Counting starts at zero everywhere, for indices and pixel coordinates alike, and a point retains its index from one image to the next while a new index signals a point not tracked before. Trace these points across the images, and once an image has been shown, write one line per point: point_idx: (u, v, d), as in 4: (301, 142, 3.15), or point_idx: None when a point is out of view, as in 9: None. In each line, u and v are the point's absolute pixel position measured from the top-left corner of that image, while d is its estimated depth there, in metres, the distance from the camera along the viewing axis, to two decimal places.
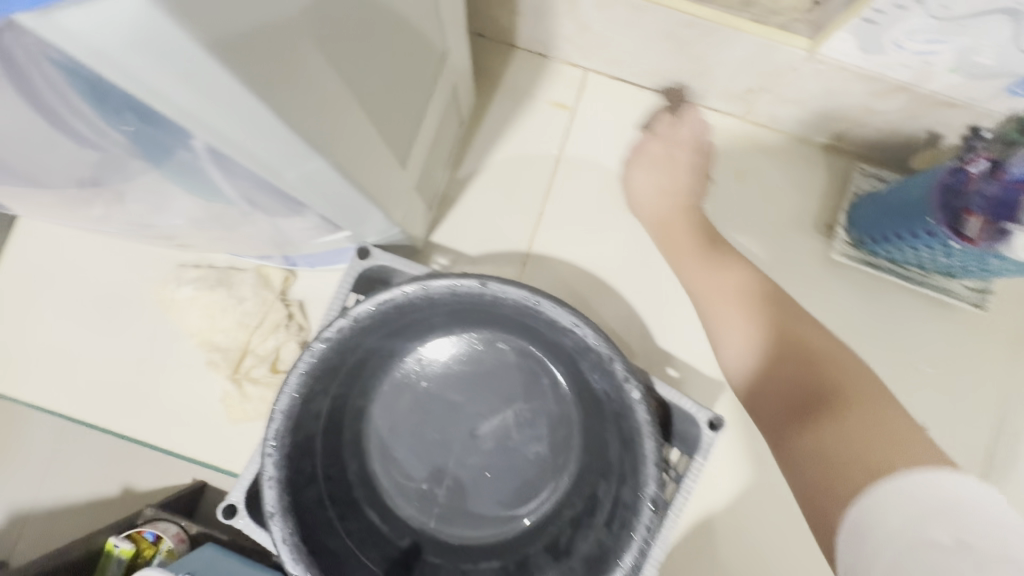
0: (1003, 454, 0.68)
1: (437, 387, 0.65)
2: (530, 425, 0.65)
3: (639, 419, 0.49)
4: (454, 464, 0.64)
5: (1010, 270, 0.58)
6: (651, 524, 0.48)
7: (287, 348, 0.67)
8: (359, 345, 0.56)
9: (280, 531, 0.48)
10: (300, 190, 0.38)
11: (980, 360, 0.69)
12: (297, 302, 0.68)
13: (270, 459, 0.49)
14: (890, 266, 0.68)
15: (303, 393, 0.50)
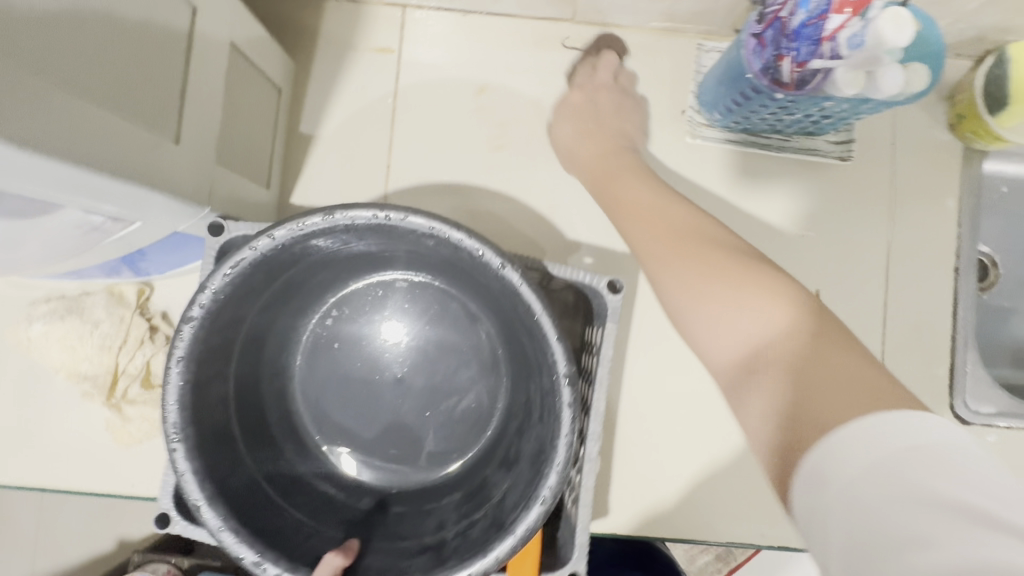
0: (898, 298, 0.68)
1: (348, 344, 0.61)
2: (454, 351, 0.61)
3: (530, 305, 0.45)
4: (391, 412, 0.60)
5: (851, 113, 0.56)
6: (575, 402, 0.44)
7: (159, 361, 0.65)
8: (242, 318, 0.51)
9: (213, 518, 0.45)
10: (10, 184, 0.34)
11: (857, 211, 0.68)
12: (160, 313, 0.66)
13: (176, 452, 0.45)
14: (748, 139, 0.67)
15: (188, 375, 0.46)
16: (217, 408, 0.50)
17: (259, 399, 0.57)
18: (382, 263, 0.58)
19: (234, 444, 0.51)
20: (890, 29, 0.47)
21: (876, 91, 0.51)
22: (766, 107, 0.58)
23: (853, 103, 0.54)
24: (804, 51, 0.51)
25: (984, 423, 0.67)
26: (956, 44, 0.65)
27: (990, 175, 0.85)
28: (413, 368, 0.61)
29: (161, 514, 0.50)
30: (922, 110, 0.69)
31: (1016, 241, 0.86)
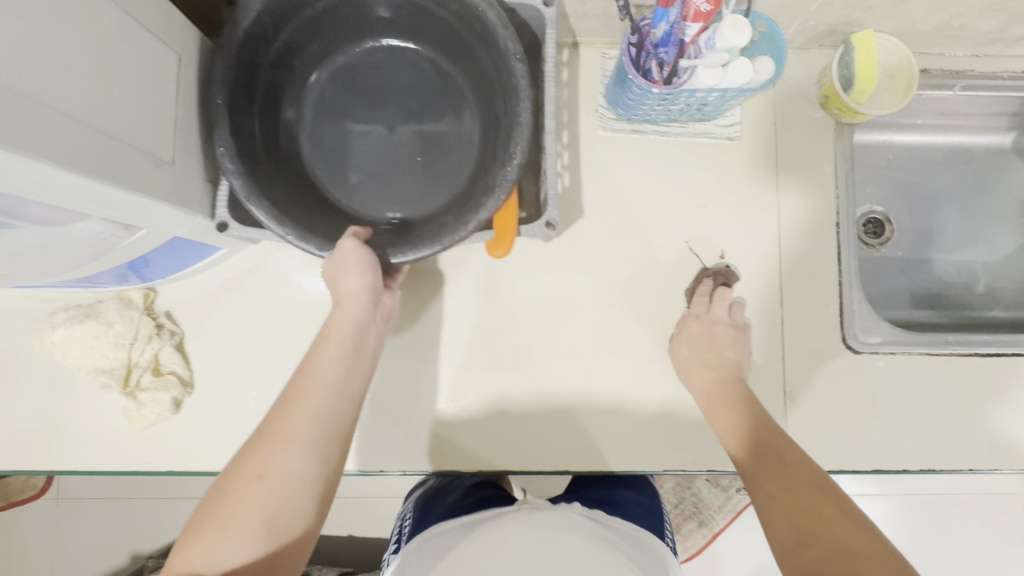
0: (790, 251, 0.81)
1: (336, 92, 0.76)
2: (435, 109, 0.77)
3: (493, 21, 0.64)
4: (390, 165, 0.77)
5: (721, 101, 0.70)
6: (525, 75, 0.64)
7: (166, 353, 0.76)
8: (259, 65, 0.67)
9: (258, 210, 0.62)
10: (48, 196, 0.46)
11: (749, 183, 0.81)
12: (164, 313, 0.77)
13: (227, 159, 0.62)
14: (652, 128, 0.80)
15: (226, 102, 0.62)
16: (248, 136, 0.66)
17: (287, 162, 0.73)
18: (359, 30, 0.74)
19: (263, 170, 0.67)
20: (732, 32, 0.60)
21: (733, 80, 0.64)
22: (653, 102, 0.71)
23: (720, 93, 0.67)
24: (672, 53, 0.64)
25: (871, 350, 0.80)
26: (814, 37, 0.79)
27: (879, 143, 0.98)
28: (403, 124, 0.77)
29: (220, 220, 0.65)
30: (797, 92, 0.82)
31: (907, 199, 0.99)
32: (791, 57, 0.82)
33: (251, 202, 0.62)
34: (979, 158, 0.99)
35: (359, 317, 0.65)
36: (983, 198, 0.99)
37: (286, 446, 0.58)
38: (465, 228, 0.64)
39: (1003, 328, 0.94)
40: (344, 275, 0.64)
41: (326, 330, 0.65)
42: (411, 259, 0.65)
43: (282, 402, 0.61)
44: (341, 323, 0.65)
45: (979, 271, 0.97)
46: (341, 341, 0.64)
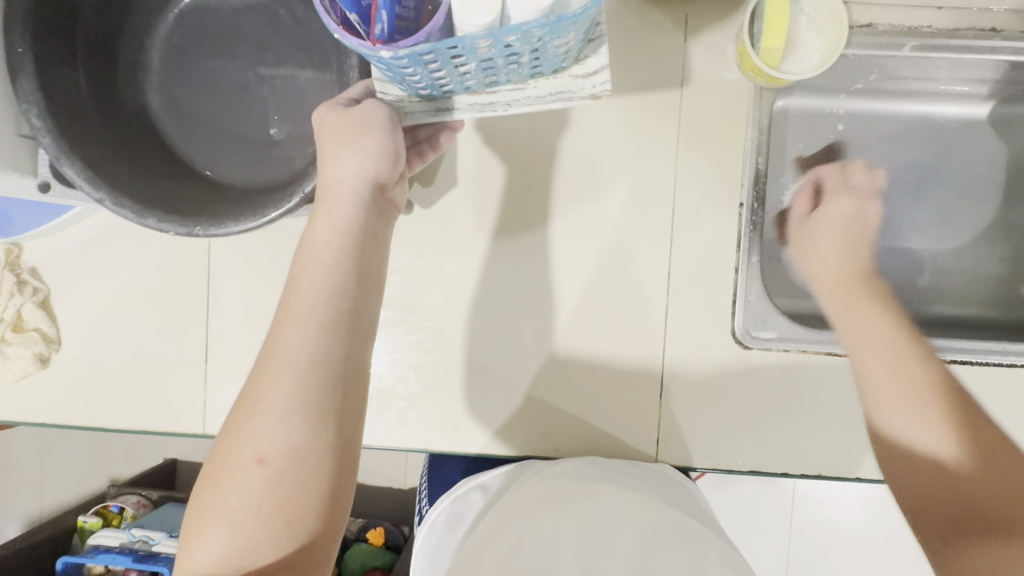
0: (684, 234, 0.74)
1: (185, 41, 0.71)
2: (289, 60, 0.70)
3: None
4: (243, 122, 0.71)
5: (540, 43, 0.51)
6: None
7: (29, 311, 0.75)
8: (75, 11, 0.62)
9: (71, 169, 0.58)
10: None
11: (646, 154, 0.74)
12: (29, 268, 0.76)
13: (32, 113, 0.58)
14: (466, 101, 0.62)
15: (30, 51, 0.57)
16: (66, 87, 0.61)
17: (128, 118, 0.69)
18: None
19: (91, 126, 0.63)
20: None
21: (525, 9, 0.48)
22: (426, 66, 0.53)
23: (525, 36, 0.49)
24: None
25: (763, 345, 0.74)
26: None
27: (829, 112, 0.85)
28: (255, 79, 0.70)
29: (43, 180, 0.63)
30: (710, 51, 0.72)
31: None
32: (708, 9, 0.72)
33: (62, 162, 0.58)
34: (946, 132, 0.86)
35: (324, 297, 0.51)
36: (943, 178, 0.87)
37: (263, 430, 0.48)
38: (290, 201, 0.59)
39: (939, 327, 0.85)
40: (344, 141, 0.53)
41: (294, 278, 0.52)
42: (235, 231, 0.61)
43: (233, 422, 0.50)
44: (325, 229, 0.53)
45: (924, 262, 0.87)
46: (298, 346, 0.49)
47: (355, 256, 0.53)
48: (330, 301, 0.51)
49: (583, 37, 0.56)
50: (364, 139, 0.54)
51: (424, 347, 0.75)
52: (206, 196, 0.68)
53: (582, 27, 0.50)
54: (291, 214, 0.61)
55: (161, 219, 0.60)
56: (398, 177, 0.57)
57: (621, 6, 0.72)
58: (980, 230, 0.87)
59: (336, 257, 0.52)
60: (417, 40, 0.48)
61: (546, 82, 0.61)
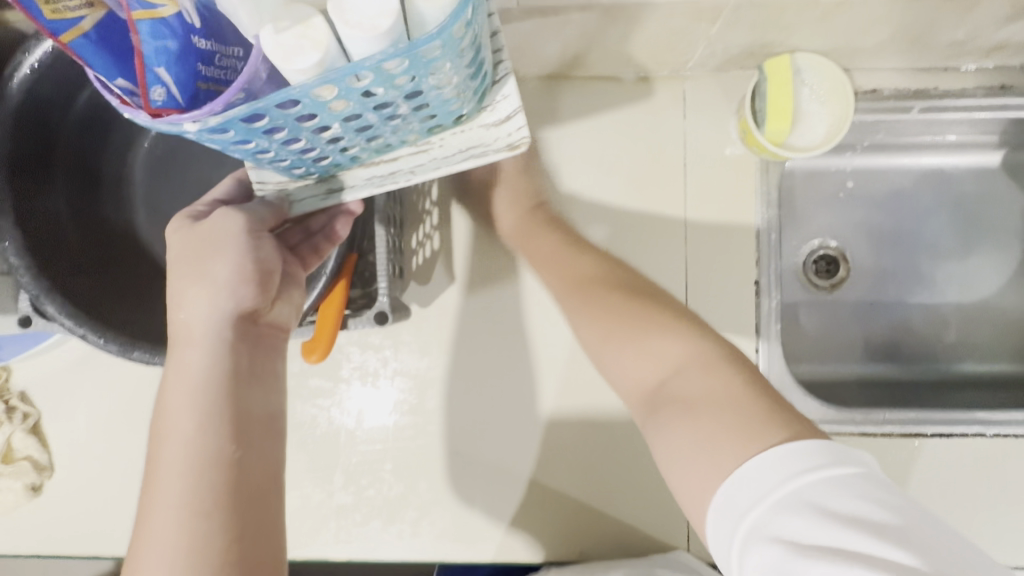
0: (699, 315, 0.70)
1: (171, 153, 0.69)
2: None
3: None
4: None
5: (412, 83, 0.38)
6: None
7: (19, 438, 0.72)
8: (56, 138, 0.60)
9: (52, 307, 0.55)
10: None
11: (653, 234, 0.71)
12: (18, 393, 0.73)
13: (10, 250, 0.54)
14: (361, 176, 0.51)
15: (8, 187, 0.55)
16: (46, 218, 0.59)
17: (113, 238, 0.66)
18: None
19: (73, 253, 0.60)
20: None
21: (359, 40, 0.34)
22: (273, 136, 0.41)
23: (383, 78, 0.36)
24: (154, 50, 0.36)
25: None
26: (729, 59, 0.66)
27: (836, 169, 0.83)
28: None
29: (23, 314, 0.57)
30: (712, 125, 0.70)
31: (869, 232, 0.85)
32: (706, 84, 0.70)
33: (43, 301, 0.54)
34: (957, 182, 0.83)
35: (190, 477, 0.41)
36: (959, 227, 0.84)
37: None
38: None
39: (975, 386, 0.81)
40: (192, 275, 0.46)
41: (153, 465, 0.42)
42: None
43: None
44: (178, 385, 0.44)
45: (949, 318, 0.84)
46: (168, 549, 0.39)
47: (228, 408, 0.44)
48: (199, 480, 0.41)
49: (474, 76, 0.43)
50: (213, 265, 0.46)
51: (434, 450, 0.71)
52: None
53: (457, 52, 0.37)
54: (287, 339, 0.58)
55: (150, 352, 0.56)
56: (271, 297, 0.49)
57: (617, 87, 0.71)
58: (1006, 279, 0.83)
59: (202, 418, 0.43)
60: (225, 102, 0.35)
61: (452, 137, 0.49)
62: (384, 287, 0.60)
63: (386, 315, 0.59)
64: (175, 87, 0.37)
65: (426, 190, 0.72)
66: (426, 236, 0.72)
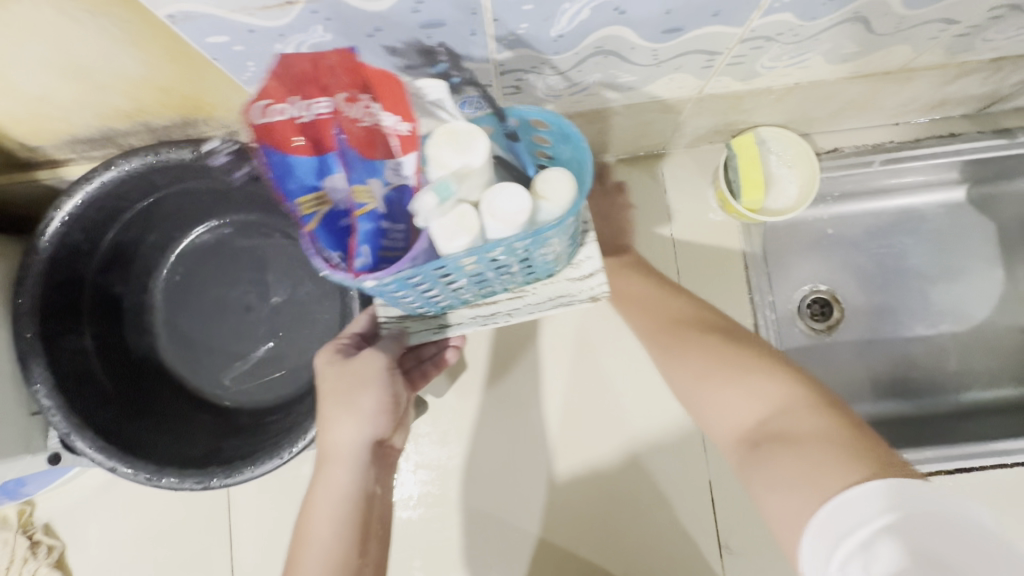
0: None
1: (186, 276, 0.72)
2: (289, 278, 0.72)
3: None
4: (248, 343, 0.71)
5: (526, 253, 0.42)
6: None
7: (43, 573, 0.72)
8: (81, 278, 0.64)
9: (81, 443, 0.57)
10: None
11: None
12: (42, 525, 0.73)
13: (41, 391, 0.57)
14: (467, 314, 0.52)
15: (38, 332, 0.58)
16: (72, 356, 0.61)
17: (133, 364, 0.69)
18: (196, 211, 0.70)
19: (98, 386, 0.63)
20: (448, 153, 0.39)
21: (498, 229, 0.39)
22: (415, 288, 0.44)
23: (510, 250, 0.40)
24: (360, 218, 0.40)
25: None
26: (699, 138, 0.71)
27: (815, 219, 0.88)
28: (257, 300, 0.71)
29: (53, 451, 0.60)
30: (692, 195, 0.75)
31: (857, 273, 0.88)
32: (681, 160, 0.75)
33: (73, 438, 0.56)
34: (930, 217, 0.88)
35: None
36: (942, 261, 0.88)
37: None
38: (307, 437, 0.58)
39: (987, 412, 0.83)
40: (341, 403, 0.48)
41: (293, 566, 0.46)
42: (255, 475, 0.59)
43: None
44: (322, 498, 0.47)
45: (950, 346, 0.86)
46: None
47: (359, 521, 0.47)
48: None
49: (573, 242, 0.47)
50: (361, 397, 0.48)
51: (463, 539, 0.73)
52: (219, 433, 0.67)
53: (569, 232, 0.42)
54: (310, 446, 0.60)
55: (176, 478, 0.58)
56: (397, 425, 0.52)
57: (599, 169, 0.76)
58: (994, 304, 0.86)
59: (338, 528, 0.46)
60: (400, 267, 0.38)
61: (543, 287, 0.51)
62: None
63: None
64: (370, 257, 0.41)
65: None
66: None
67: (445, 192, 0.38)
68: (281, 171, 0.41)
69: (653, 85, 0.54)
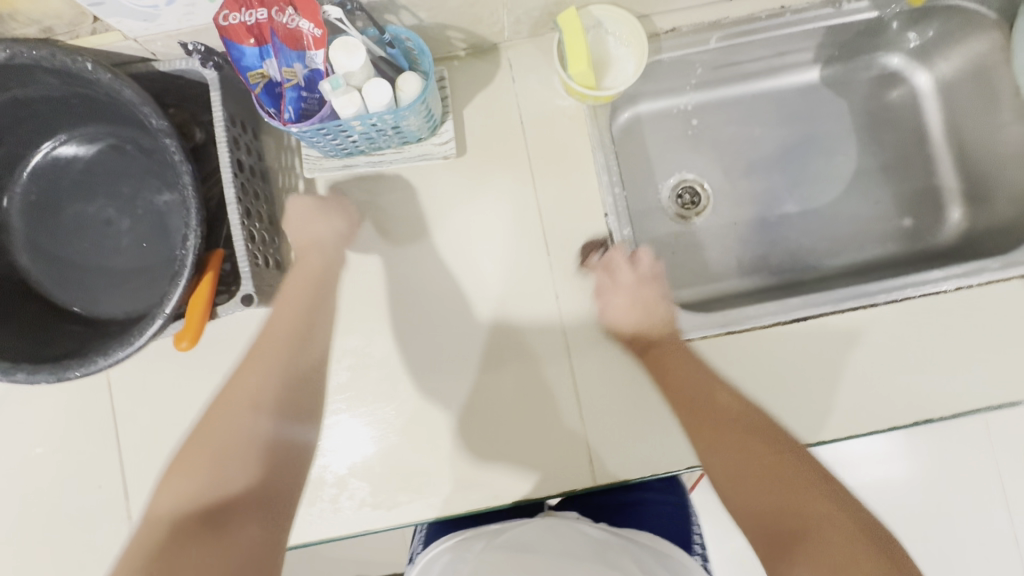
0: (564, 254, 0.76)
1: (42, 195, 0.73)
2: (147, 188, 0.73)
3: (130, 96, 0.59)
4: (114, 256, 0.73)
5: (394, 123, 0.64)
6: (175, 143, 0.59)
7: None
8: None
9: None
10: None
11: (508, 190, 0.76)
12: None
13: None
14: (365, 159, 0.74)
15: None
16: None
17: None
18: (40, 125, 0.70)
19: None
20: (342, 56, 0.57)
21: (376, 105, 0.59)
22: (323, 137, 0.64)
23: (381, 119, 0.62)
24: (291, 85, 0.58)
25: None
26: (537, 23, 0.73)
27: (679, 110, 0.91)
28: (118, 213, 0.73)
29: None
30: (542, 84, 0.77)
31: (723, 160, 0.92)
32: (528, 50, 0.77)
33: None
34: (788, 102, 0.92)
35: (306, 345, 0.65)
36: (800, 143, 0.92)
37: (247, 411, 0.58)
38: (154, 323, 0.60)
39: (840, 278, 0.88)
40: (316, 218, 0.71)
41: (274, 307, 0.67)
42: (108, 365, 0.61)
43: (203, 425, 0.57)
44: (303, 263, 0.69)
45: (808, 222, 0.91)
46: (275, 381, 0.60)
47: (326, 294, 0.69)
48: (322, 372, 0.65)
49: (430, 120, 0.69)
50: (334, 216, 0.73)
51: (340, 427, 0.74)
52: (87, 340, 0.69)
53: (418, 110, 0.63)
54: (159, 335, 0.62)
55: (29, 372, 0.60)
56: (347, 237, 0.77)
57: (452, 65, 0.77)
58: (850, 178, 0.91)
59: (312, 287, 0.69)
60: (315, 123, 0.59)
61: (414, 147, 0.74)
62: (246, 272, 0.63)
63: (252, 299, 0.63)
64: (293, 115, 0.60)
65: (293, 188, 0.76)
66: None
67: (337, 84, 0.57)
68: (231, 55, 0.56)
69: None
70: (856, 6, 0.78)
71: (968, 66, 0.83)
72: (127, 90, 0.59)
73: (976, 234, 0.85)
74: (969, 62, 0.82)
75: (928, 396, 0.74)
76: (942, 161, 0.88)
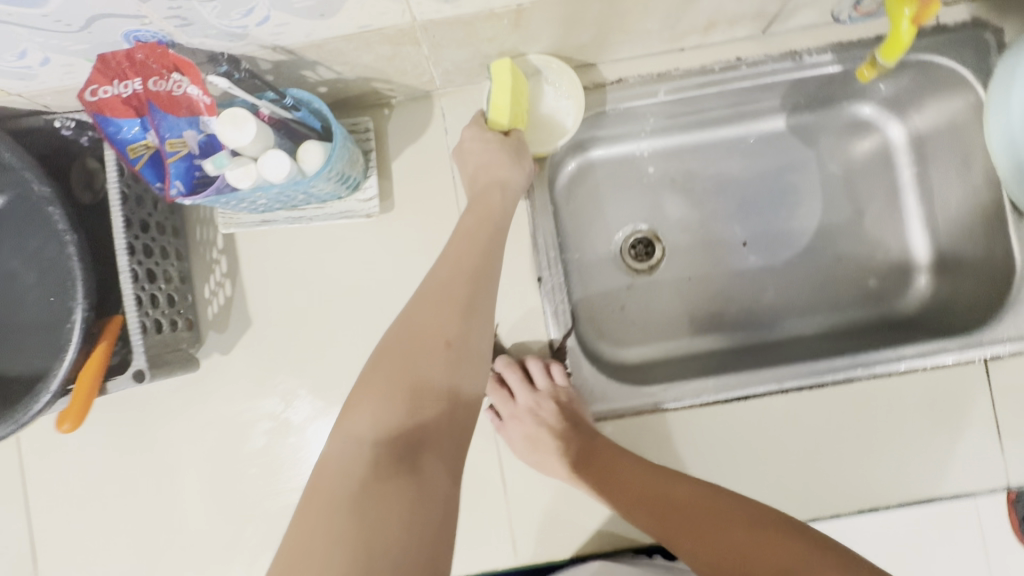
0: None
1: None
2: (53, 240, 0.69)
3: (11, 160, 0.55)
4: (18, 311, 0.69)
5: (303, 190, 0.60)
6: (59, 210, 0.56)
7: None
8: None
9: None
10: None
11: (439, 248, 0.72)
12: None
13: None
14: (284, 215, 0.70)
15: None
16: None
17: None
18: None
19: None
20: (230, 129, 0.52)
21: (273, 175, 0.55)
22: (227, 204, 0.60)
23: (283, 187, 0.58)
24: (180, 158, 0.55)
25: (598, 418, 0.71)
26: (470, 73, 0.68)
27: (635, 156, 0.86)
28: (23, 265, 0.69)
29: None
30: None
31: (680, 209, 0.87)
32: (464, 98, 0.72)
33: None
34: (752, 150, 0.86)
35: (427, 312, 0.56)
36: (764, 194, 0.87)
37: (357, 415, 0.51)
38: (39, 400, 0.57)
39: (797, 341, 0.83)
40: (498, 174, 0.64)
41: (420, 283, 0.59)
42: None
43: (316, 458, 0.50)
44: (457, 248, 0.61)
45: (768, 279, 0.86)
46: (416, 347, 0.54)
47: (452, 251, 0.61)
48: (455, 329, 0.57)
49: (346, 181, 0.65)
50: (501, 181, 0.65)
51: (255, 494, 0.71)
52: None
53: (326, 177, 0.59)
54: (46, 410, 0.59)
55: None
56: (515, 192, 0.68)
57: (383, 113, 0.73)
58: (816, 233, 0.86)
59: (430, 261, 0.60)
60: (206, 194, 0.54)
61: (337, 203, 0.71)
62: (139, 346, 0.59)
63: (144, 374, 0.60)
64: (184, 188, 0.55)
65: (210, 240, 0.72)
66: (218, 285, 0.72)
67: (221, 162, 0.54)
68: (108, 130, 0.53)
69: (344, 12, 0.51)
70: (819, 59, 0.72)
71: (942, 122, 0.77)
72: (8, 154, 0.55)
73: (944, 302, 0.80)
74: (944, 117, 0.76)
75: (874, 483, 0.69)
76: (912, 220, 0.83)
